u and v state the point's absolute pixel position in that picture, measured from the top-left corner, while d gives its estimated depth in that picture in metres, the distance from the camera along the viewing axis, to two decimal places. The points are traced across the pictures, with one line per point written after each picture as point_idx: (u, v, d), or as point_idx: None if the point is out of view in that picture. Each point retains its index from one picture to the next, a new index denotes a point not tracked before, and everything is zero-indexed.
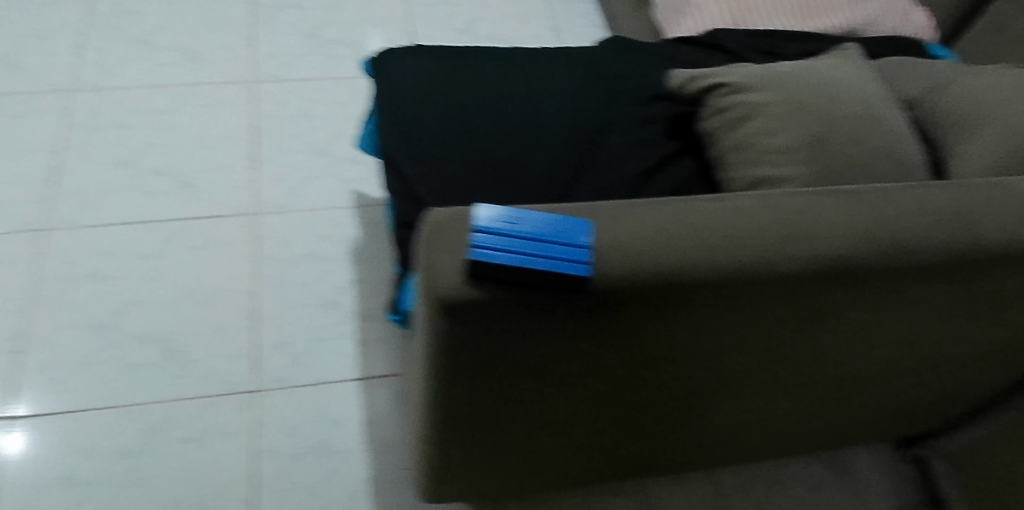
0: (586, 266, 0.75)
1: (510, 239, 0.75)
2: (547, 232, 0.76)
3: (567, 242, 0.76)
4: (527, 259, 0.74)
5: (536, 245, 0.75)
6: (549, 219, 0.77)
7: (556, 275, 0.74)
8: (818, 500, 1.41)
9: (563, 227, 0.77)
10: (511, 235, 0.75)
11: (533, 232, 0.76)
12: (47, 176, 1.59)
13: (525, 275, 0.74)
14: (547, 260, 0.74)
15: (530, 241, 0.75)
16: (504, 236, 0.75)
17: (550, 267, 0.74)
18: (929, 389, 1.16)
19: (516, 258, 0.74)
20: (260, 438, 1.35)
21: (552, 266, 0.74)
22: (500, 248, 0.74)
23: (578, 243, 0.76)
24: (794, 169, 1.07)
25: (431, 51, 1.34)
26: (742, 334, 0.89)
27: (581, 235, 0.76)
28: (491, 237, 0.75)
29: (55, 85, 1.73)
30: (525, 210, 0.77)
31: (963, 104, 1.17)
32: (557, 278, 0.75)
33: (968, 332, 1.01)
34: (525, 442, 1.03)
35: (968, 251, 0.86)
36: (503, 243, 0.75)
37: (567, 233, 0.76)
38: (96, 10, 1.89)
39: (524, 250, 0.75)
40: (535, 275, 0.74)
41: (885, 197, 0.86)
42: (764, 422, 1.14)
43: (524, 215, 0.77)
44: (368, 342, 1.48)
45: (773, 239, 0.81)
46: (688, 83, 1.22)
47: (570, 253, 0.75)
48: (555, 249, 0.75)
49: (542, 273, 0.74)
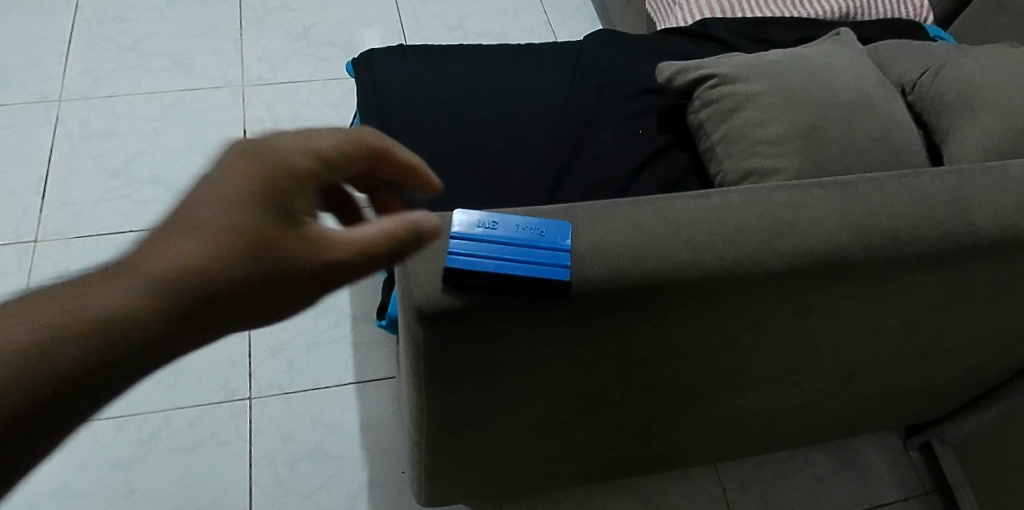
0: (567, 269, 0.74)
1: (484, 245, 0.74)
2: (522, 235, 0.75)
3: (547, 246, 0.74)
4: (507, 265, 0.73)
5: (511, 249, 0.74)
6: (527, 223, 0.75)
7: (537, 280, 0.73)
8: (823, 492, 1.39)
9: (543, 231, 0.75)
10: (485, 240, 0.74)
11: (512, 237, 0.75)
12: (38, 188, 1.58)
13: (505, 281, 0.73)
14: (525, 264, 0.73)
15: (506, 245, 0.74)
16: (478, 243, 0.74)
17: (529, 272, 0.73)
18: (931, 378, 1.13)
19: (496, 264, 0.73)
20: (256, 446, 1.34)
21: (532, 270, 0.73)
22: (476, 254, 0.73)
23: (559, 246, 0.75)
24: (785, 160, 1.05)
25: (416, 50, 1.32)
26: (734, 331, 0.87)
27: (562, 238, 0.75)
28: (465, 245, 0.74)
29: (43, 95, 1.72)
30: (504, 215, 0.76)
31: (959, 87, 1.14)
32: (538, 284, 0.73)
33: (968, 320, 0.98)
34: (519, 444, 1.01)
35: (962, 240, 0.84)
36: (481, 250, 0.74)
37: (542, 235, 0.75)
38: (83, 18, 1.87)
39: (501, 255, 0.73)
40: (515, 280, 0.73)
41: (876, 187, 0.84)
42: (763, 415, 1.12)
43: (501, 220, 0.75)
44: (363, 346, 1.47)
45: (762, 235, 0.79)
46: (677, 76, 1.19)
47: (551, 256, 0.74)
48: (531, 252, 0.74)
49: (523, 277, 0.73)
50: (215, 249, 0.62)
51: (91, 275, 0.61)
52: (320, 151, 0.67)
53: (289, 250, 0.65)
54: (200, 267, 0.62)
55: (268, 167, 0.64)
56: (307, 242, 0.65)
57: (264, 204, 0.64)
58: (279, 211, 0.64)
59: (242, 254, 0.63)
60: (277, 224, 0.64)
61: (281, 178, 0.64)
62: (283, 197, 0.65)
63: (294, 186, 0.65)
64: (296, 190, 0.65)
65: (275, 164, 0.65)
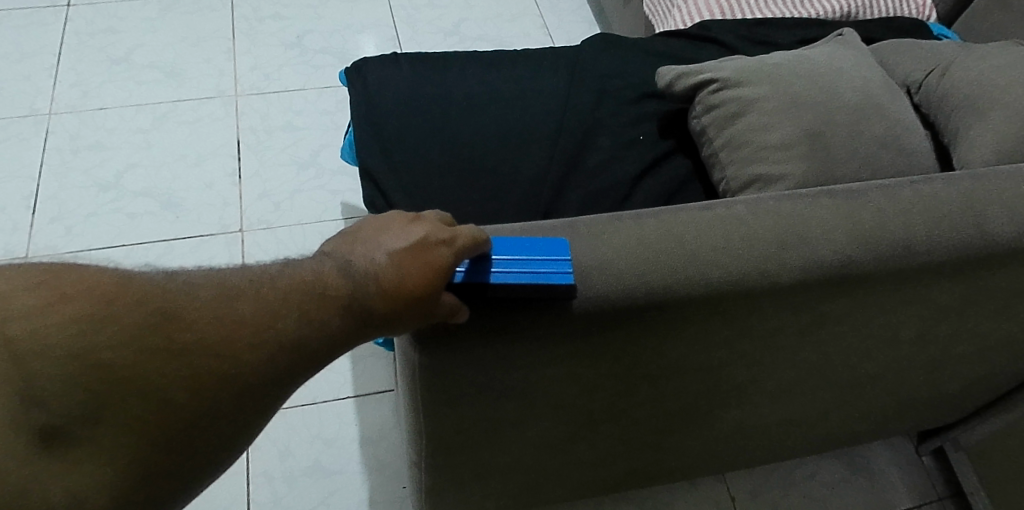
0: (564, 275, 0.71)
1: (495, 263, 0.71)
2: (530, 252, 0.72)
3: (542, 255, 0.71)
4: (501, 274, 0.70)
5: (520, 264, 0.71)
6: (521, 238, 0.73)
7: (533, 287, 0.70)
8: (834, 500, 1.36)
9: (537, 243, 0.72)
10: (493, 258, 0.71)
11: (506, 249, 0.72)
12: (28, 203, 1.56)
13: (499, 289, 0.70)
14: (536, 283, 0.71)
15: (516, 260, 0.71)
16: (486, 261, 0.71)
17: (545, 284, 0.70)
18: (943, 386, 1.10)
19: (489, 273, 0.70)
20: (253, 464, 1.31)
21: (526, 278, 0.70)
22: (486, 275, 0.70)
23: (554, 255, 0.72)
24: (790, 166, 1.02)
25: (410, 58, 1.29)
26: (742, 346, 0.85)
27: (557, 248, 0.72)
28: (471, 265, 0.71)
29: (32, 108, 1.69)
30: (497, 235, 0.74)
31: (967, 87, 1.11)
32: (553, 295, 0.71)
33: (980, 328, 0.96)
34: (522, 462, 0.99)
35: (977, 247, 0.81)
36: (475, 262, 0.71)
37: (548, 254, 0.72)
38: (73, 30, 1.85)
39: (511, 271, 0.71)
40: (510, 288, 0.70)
41: (886, 195, 0.82)
42: (771, 427, 1.09)
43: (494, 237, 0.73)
44: (362, 359, 1.44)
45: (769, 247, 0.77)
46: (677, 80, 1.16)
47: (546, 264, 0.71)
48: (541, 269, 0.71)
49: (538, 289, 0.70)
50: (334, 308, 0.66)
51: (224, 318, 0.64)
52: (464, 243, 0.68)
53: (404, 320, 0.68)
54: (312, 322, 0.66)
55: (412, 244, 0.68)
56: (415, 316, 0.68)
57: (393, 280, 0.66)
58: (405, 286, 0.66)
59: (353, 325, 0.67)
60: (404, 297, 0.66)
61: (415, 258, 0.67)
62: (416, 276, 0.66)
63: (433, 271, 0.67)
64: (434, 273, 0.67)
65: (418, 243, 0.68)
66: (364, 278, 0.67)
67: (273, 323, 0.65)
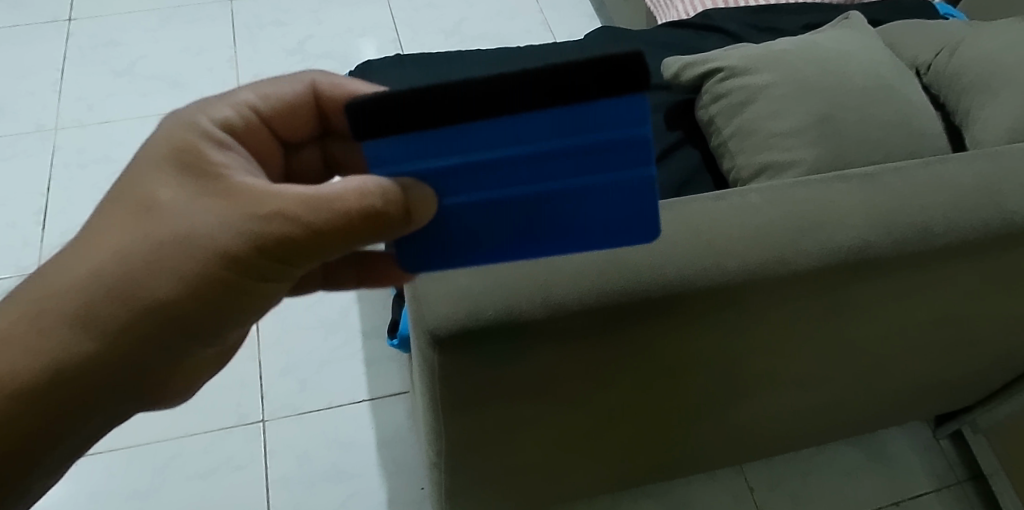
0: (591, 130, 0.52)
1: (470, 213, 0.56)
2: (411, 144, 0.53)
3: (572, 172, 0.54)
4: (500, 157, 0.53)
5: (516, 179, 0.54)
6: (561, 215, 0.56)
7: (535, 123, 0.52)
8: (853, 487, 1.35)
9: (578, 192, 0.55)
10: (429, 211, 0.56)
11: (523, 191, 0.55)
12: (38, 218, 1.56)
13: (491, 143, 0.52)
14: (591, 159, 0.54)
15: (464, 178, 0.54)
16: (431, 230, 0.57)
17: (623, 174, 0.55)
18: (964, 366, 1.09)
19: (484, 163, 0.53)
20: (272, 469, 1.31)
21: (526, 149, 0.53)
22: (542, 248, 0.57)
23: (588, 169, 0.54)
24: (802, 152, 1.00)
25: (413, 60, 1.29)
26: (761, 335, 0.84)
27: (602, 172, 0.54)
28: (485, 260, 0.58)
29: (38, 124, 1.70)
30: (530, 229, 0.56)
31: (977, 65, 1.10)
32: (644, 142, 0.53)
33: (1001, 307, 0.94)
34: (539, 460, 0.98)
35: (996, 227, 0.80)
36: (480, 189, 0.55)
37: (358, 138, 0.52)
38: (76, 45, 1.85)
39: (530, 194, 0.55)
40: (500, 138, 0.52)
41: (902, 178, 0.82)
42: (791, 415, 1.08)
43: (524, 224, 0.56)
44: (376, 362, 1.44)
45: (786, 234, 0.77)
46: (684, 71, 1.17)
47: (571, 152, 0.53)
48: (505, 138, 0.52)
49: (594, 194, 0.55)
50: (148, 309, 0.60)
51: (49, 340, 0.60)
52: (212, 130, 0.64)
53: (179, 258, 0.59)
54: (122, 324, 0.60)
55: (172, 211, 0.60)
56: (188, 243, 0.59)
57: (155, 231, 0.60)
58: (144, 209, 0.60)
59: (147, 305, 0.60)
60: (196, 263, 0.59)
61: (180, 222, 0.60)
62: (182, 223, 0.59)
63: (200, 206, 0.60)
64: (173, 181, 0.61)
65: (147, 156, 0.63)
66: (159, 269, 0.59)
67: (73, 342, 0.60)
